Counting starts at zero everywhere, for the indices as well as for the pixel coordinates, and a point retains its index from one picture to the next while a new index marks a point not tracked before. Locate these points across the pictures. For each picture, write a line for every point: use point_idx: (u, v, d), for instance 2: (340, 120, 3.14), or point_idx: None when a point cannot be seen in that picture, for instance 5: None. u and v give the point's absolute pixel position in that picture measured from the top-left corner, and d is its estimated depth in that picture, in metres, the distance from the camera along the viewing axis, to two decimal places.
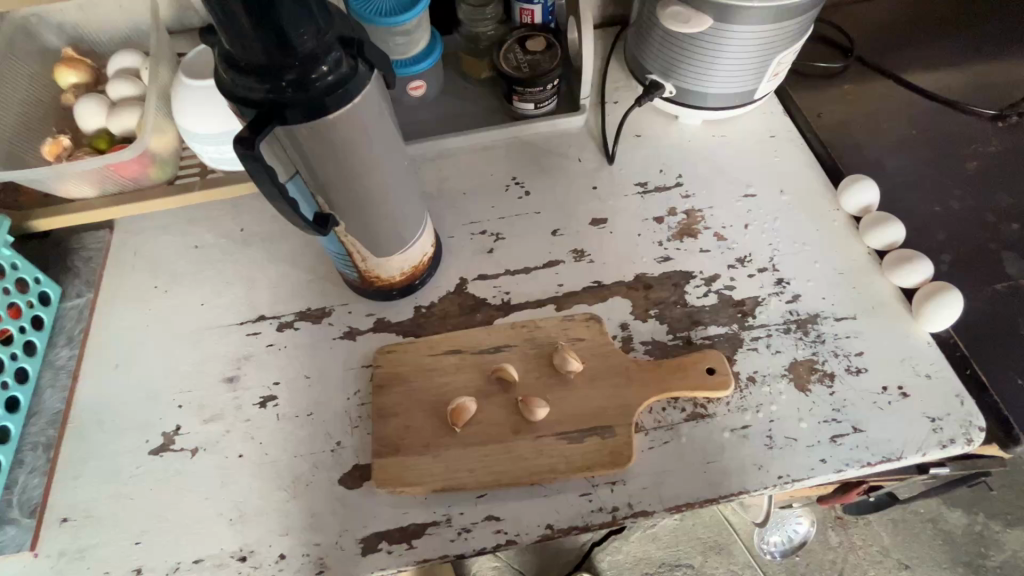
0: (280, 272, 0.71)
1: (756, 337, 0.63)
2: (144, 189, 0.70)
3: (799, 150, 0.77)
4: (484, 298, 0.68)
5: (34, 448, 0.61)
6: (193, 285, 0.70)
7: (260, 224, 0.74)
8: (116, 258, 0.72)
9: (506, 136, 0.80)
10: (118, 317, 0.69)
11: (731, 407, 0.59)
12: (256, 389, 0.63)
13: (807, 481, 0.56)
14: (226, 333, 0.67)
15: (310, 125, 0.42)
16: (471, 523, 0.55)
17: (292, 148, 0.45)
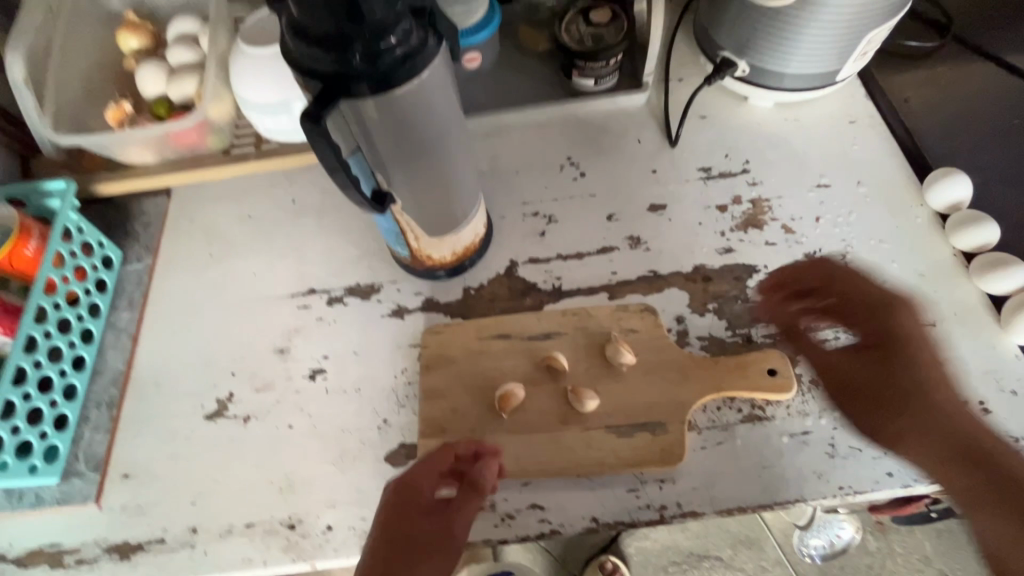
0: (331, 246, 0.71)
1: (822, 339, 0.60)
2: (202, 159, 0.71)
3: (880, 137, 0.71)
4: (534, 283, 0.66)
5: (98, 405, 0.63)
6: (247, 255, 0.71)
7: (312, 195, 0.74)
8: (173, 224, 0.73)
9: (562, 113, 0.77)
10: (175, 284, 0.70)
11: (792, 411, 0.56)
12: (306, 362, 0.64)
13: (871, 494, 0.53)
14: (278, 305, 0.68)
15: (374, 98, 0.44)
16: (515, 510, 0.55)
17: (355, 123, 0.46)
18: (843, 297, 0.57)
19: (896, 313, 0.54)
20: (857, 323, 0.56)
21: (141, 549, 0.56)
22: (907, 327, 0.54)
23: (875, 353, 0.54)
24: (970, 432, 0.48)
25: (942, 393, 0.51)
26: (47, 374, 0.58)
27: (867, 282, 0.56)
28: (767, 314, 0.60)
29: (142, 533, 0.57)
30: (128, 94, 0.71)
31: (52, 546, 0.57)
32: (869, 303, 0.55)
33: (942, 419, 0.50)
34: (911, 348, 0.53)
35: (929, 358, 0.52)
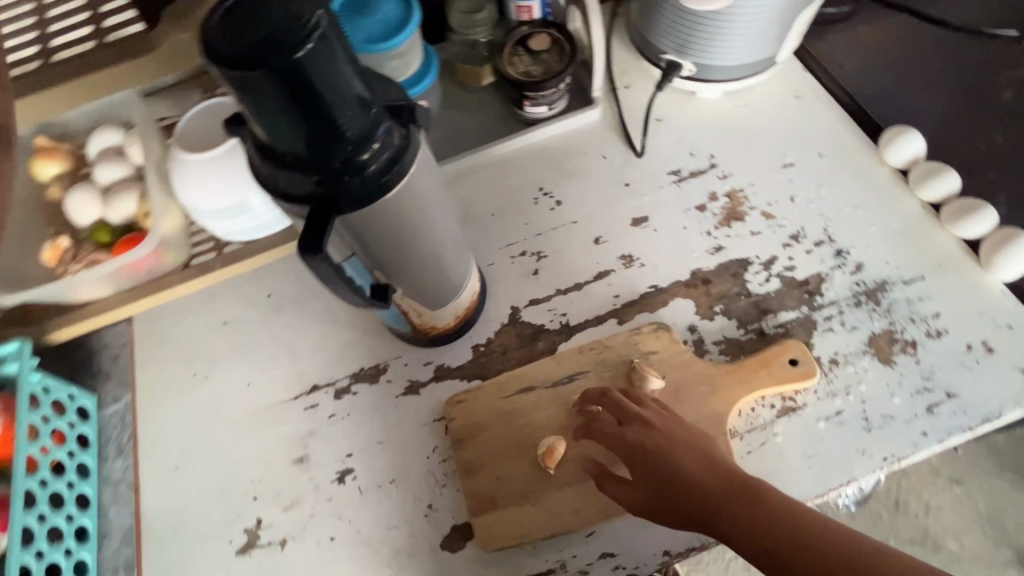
0: (323, 334, 0.67)
1: (829, 317, 0.62)
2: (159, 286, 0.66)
3: (828, 107, 0.74)
4: (542, 325, 0.65)
5: (115, 571, 0.58)
6: (234, 366, 0.66)
7: (287, 285, 0.69)
8: (144, 351, 0.68)
9: (522, 144, 0.76)
10: (164, 415, 0.65)
11: (821, 394, 0.58)
12: (330, 465, 0.61)
13: (912, 457, 0.55)
14: (283, 411, 0.64)
15: (365, 214, 0.43)
16: (587, 564, 0.54)
17: (351, 236, 0.46)
18: (638, 445, 0.50)
19: (656, 445, 0.49)
20: (652, 475, 0.48)
21: None
22: (683, 461, 0.48)
23: (679, 500, 0.46)
24: (778, 536, 0.41)
25: (743, 503, 0.44)
26: (53, 559, 0.53)
27: (640, 423, 0.51)
28: (622, 496, 0.50)
29: None
30: (61, 226, 0.65)
31: None
32: (633, 453, 0.50)
33: (767, 529, 0.42)
34: (687, 480, 0.47)
35: (708, 473, 0.47)
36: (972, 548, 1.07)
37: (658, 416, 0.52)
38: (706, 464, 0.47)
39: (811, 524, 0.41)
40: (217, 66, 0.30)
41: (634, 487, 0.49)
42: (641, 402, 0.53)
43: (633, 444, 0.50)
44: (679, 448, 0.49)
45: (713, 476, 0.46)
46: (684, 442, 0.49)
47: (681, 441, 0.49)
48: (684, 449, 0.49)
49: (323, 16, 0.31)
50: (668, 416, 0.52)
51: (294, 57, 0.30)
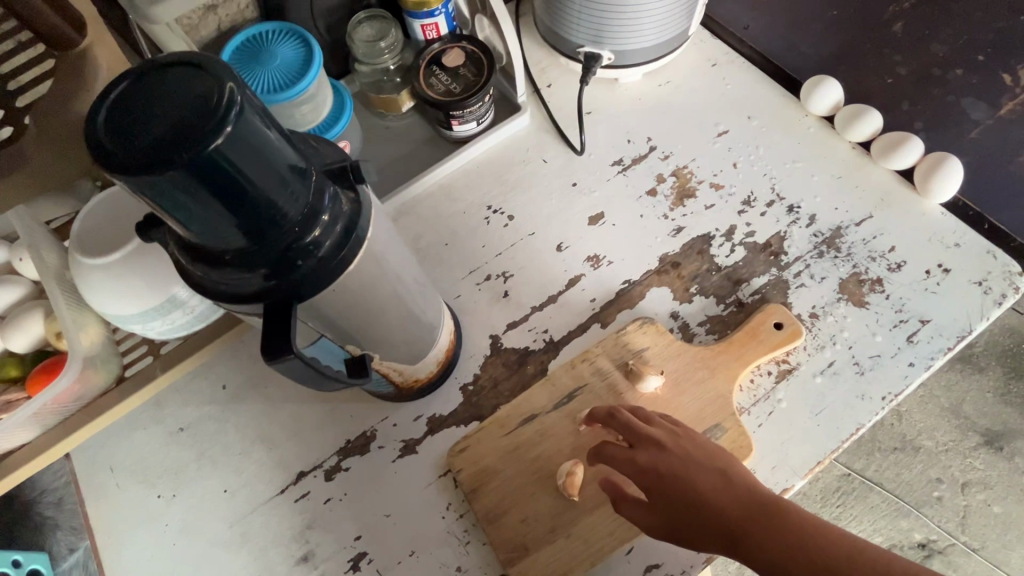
0: (296, 414, 0.61)
1: (798, 273, 0.63)
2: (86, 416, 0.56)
3: (745, 69, 0.75)
4: (526, 347, 0.63)
5: None
6: (204, 475, 0.59)
7: (242, 371, 0.63)
8: (92, 485, 0.59)
9: (458, 166, 0.73)
10: (135, 551, 0.57)
11: (810, 350, 0.59)
12: (340, 555, 0.55)
13: (906, 390, 0.57)
14: (271, 510, 0.58)
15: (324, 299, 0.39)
16: None
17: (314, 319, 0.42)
18: (655, 468, 0.48)
19: (671, 469, 0.48)
20: (670, 500, 0.47)
21: None
22: (699, 483, 0.46)
23: (700, 522, 0.45)
24: (805, 553, 0.41)
25: (767, 521, 0.43)
26: None
27: (653, 444, 0.49)
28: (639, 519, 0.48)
29: None
30: None
31: None
32: (649, 479, 0.48)
33: (789, 551, 0.41)
34: (707, 500, 0.45)
35: (727, 493, 0.46)
36: (949, 442, 1.14)
37: (668, 435, 0.50)
38: (724, 482, 0.46)
39: (835, 541, 0.41)
40: (117, 175, 0.25)
41: (652, 510, 0.47)
42: (649, 421, 0.52)
43: (648, 466, 0.48)
44: (696, 468, 0.47)
45: (732, 496, 0.45)
46: (699, 461, 0.48)
47: (696, 459, 0.48)
48: (700, 469, 0.47)
49: (235, 92, 0.27)
50: (677, 432, 0.50)
51: (211, 145, 0.25)
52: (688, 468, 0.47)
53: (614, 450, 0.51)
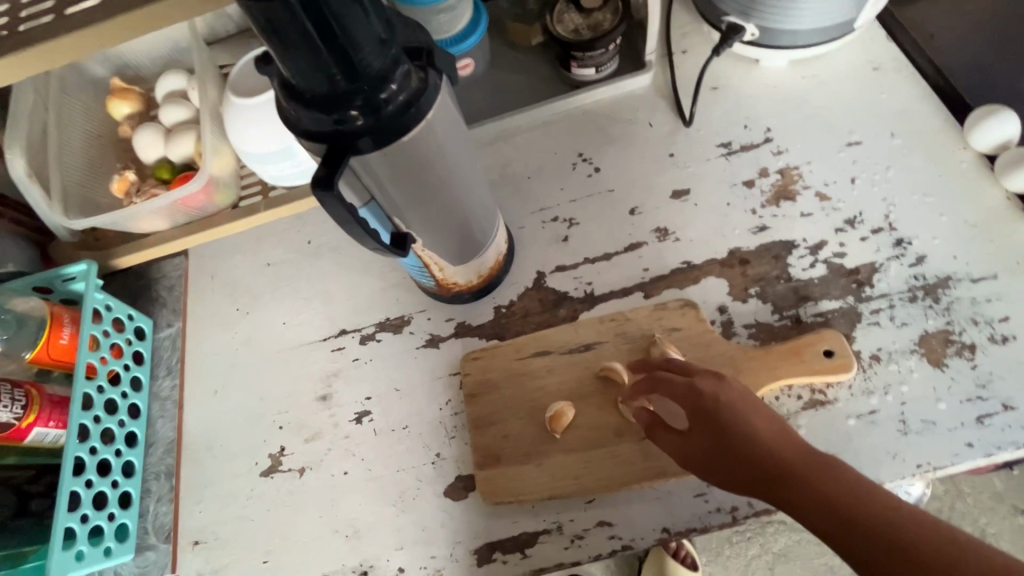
0: (354, 282, 0.70)
1: (877, 310, 0.57)
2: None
3: (909, 81, 0.66)
4: (566, 292, 0.65)
5: (157, 476, 0.64)
6: (273, 305, 0.71)
7: (325, 233, 0.73)
8: (195, 283, 0.73)
9: (566, 108, 0.74)
10: (208, 343, 0.70)
11: (855, 391, 0.54)
12: (350, 406, 0.64)
13: (951, 468, 0.51)
14: (312, 350, 0.67)
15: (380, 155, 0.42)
16: (583, 530, 0.54)
17: (368, 177, 0.46)
18: (705, 406, 0.48)
19: (723, 410, 0.47)
20: (716, 439, 0.46)
21: None
22: (756, 424, 0.46)
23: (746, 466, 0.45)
24: (855, 510, 0.39)
25: (820, 477, 0.42)
26: (105, 458, 0.59)
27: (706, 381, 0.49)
28: (680, 450, 0.48)
29: None
30: (129, 163, 0.71)
31: None
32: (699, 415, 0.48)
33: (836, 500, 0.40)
34: (755, 448, 0.45)
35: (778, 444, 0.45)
36: None
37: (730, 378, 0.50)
38: (777, 436, 0.45)
39: (893, 510, 0.39)
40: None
41: (694, 441, 0.48)
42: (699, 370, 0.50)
43: (696, 401, 0.48)
44: (749, 417, 0.46)
45: (786, 448, 0.44)
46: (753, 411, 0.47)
47: (750, 407, 0.47)
48: (756, 414, 0.47)
49: None
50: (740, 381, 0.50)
51: None
52: (741, 412, 0.47)
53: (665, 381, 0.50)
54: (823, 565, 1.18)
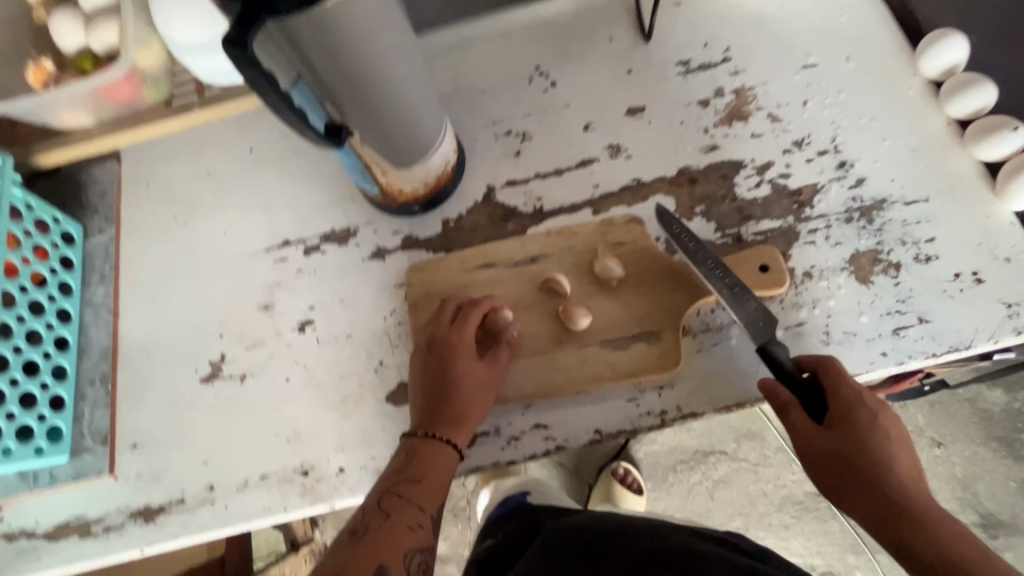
0: (298, 192, 0.67)
1: (814, 229, 0.58)
2: (383, 539, 0.47)
3: (870, 5, 0.65)
4: (515, 207, 0.64)
5: (92, 382, 0.62)
6: (214, 214, 0.68)
7: (268, 142, 0.70)
8: (130, 190, 0.70)
9: (524, 18, 0.70)
10: (145, 252, 0.68)
11: (785, 305, 0.56)
12: (293, 315, 0.63)
13: (865, 375, 0.53)
14: (254, 261, 0.66)
15: (304, 14, 0.38)
16: (520, 432, 0.56)
17: (290, 47, 0.41)
18: (838, 430, 0.49)
19: (856, 436, 0.48)
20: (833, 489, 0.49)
21: (164, 511, 0.58)
22: (876, 447, 0.48)
23: (862, 493, 0.47)
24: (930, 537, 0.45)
25: (921, 499, 0.46)
26: (31, 356, 0.58)
27: (863, 417, 0.48)
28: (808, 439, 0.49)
29: (161, 496, 0.58)
30: (47, 51, 0.65)
31: (77, 518, 0.59)
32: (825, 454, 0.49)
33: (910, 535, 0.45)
34: (872, 469, 0.47)
35: (901, 463, 0.48)
36: None
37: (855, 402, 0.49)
38: (892, 428, 0.48)
39: (956, 533, 0.45)
40: None
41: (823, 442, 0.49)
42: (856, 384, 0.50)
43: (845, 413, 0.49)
44: (880, 443, 0.48)
45: (907, 454, 0.49)
46: (885, 426, 0.48)
47: (894, 437, 0.48)
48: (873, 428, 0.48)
49: None
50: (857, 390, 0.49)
51: None
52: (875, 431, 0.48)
53: (838, 373, 0.50)
54: (757, 490, 1.27)
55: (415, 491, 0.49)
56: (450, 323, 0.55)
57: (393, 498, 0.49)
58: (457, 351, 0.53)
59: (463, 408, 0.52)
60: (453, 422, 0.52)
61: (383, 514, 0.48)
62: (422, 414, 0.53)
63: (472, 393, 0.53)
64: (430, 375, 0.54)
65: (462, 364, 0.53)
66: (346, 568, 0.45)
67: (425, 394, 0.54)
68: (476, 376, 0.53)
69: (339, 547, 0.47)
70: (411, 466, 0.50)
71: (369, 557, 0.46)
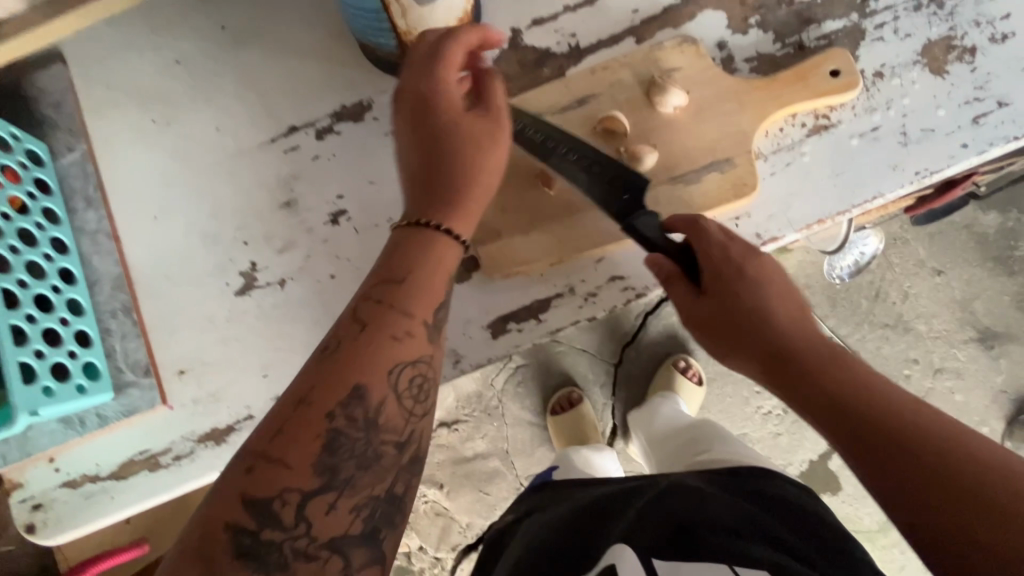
0: (294, 70, 0.59)
1: (881, 25, 0.53)
2: (364, 358, 0.37)
3: None
4: (548, 49, 0.56)
5: (114, 315, 0.55)
6: (199, 110, 0.59)
7: (242, 17, 0.59)
8: (92, 98, 0.60)
9: None
10: (131, 165, 0.59)
11: (858, 111, 0.52)
12: (321, 207, 0.56)
13: (945, 173, 0.51)
14: (260, 156, 0.58)
15: None
16: (596, 287, 0.53)
17: None
18: (713, 298, 0.48)
19: (747, 292, 0.47)
20: (745, 356, 0.48)
21: (233, 431, 0.55)
22: (773, 304, 0.47)
23: (768, 356, 0.46)
24: (852, 393, 0.42)
25: (831, 356, 0.44)
26: (38, 292, 0.50)
27: (753, 272, 0.47)
28: (703, 309, 0.49)
29: (226, 417, 0.55)
30: None
31: (141, 454, 0.55)
32: (726, 315, 0.48)
33: (832, 392, 0.43)
34: (769, 325, 0.47)
35: (790, 315, 0.47)
36: (939, 329, 1.22)
37: (742, 257, 0.48)
38: (780, 284, 0.48)
39: (867, 383, 0.42)
40: None
41: (712, 306, 0.48)
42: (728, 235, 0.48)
43: (735, 272, 0.47)
44: (769, 298, 0.47)
45: (798, 311, 0.47)
46: (762, 280, 0.47)
47: (775, 292, 0.47)
48: (763, 285, 0.47)
49: None
50: (746, 244, 0.48)
51: None
52: (758, 281, 0.47)
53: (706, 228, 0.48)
54: None
55: (398, 295, 0.39)
56: (422, 73, 0.43)
57: (371, 306, 0.39)
58: (441, 110, 0.43)
59: (454, 183, 0.42)
60: (448, 202, 0.42)
61: (355, 326, 0.38)
62: (410, 198, 0.43)
63: (466, 165, 0.42)
64: (411, 143, 0.43)
65: (445, 126, 0.42)
66: (319, 381, 0.36)
67: (412, 170, 0.43)
68: (466, 139, 0.42)
69: (311, 363, 0.38)
70: (394, 265, 0.41)
71: (343, 378, 0.37)
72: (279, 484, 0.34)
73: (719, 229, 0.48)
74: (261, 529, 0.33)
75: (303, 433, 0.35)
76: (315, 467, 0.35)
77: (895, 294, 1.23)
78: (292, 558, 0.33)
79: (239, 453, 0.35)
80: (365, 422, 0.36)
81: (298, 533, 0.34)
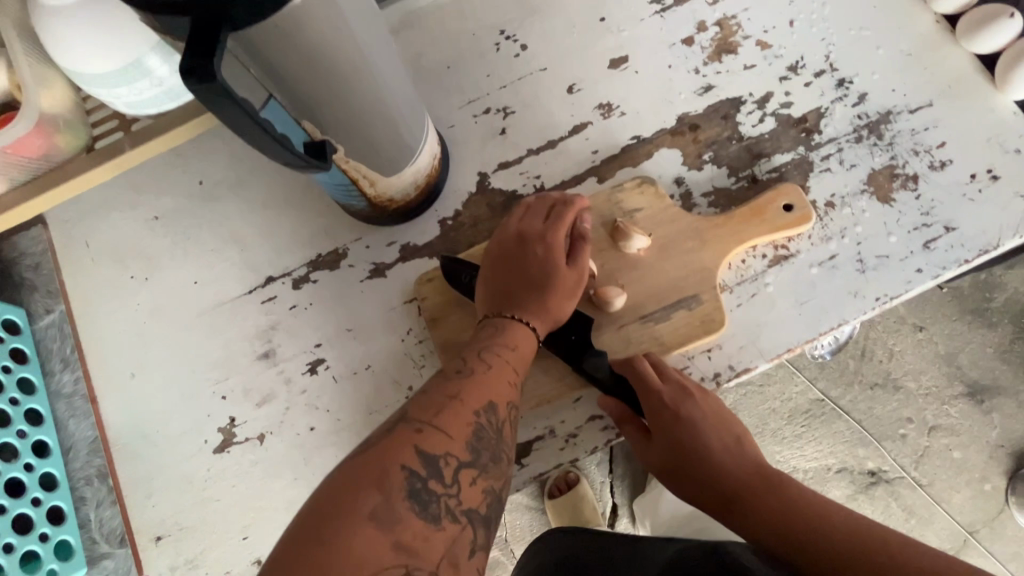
0: (270, 222, 0.60)
1: (827, 156, 0.56)
2: (491, 380, 0.41)
3: None
4: (515, 191, 0.59)
5: (89, 481, 0.55)
6: (177, 265, 0.60)
7: (220, 173, 0.61)
8: (70, 256, 0.61)
9: None
10: (107, 323, 0.59)
11: (815, 240, 0.54)
12: (299, 357, 0.57)
13: (905, 295, 0.53)
14: (238, 308, 0.58)
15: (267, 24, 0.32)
16: (576, 428, 0.53)
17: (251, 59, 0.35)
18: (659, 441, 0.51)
19: (687, 433, 0.50)
20: (695, 495, 0.50)
21: None
22: (710, 441, 0.50)
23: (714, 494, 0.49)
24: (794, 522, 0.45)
25: (767, 487, 0.48)
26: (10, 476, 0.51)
27: (686, 412, 0.50)
28: (651, 452, 0.51)
29: None
30: None
31: None
32: (671, 458, 0.50)
33: (777, 527, 0.45)
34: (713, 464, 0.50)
35: (727, 449, 0.50)
36: (928, 386, 1.21)
37: (676, 395, 0.50)
38: (716, 418, 0.50)
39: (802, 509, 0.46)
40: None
41: (658, 449, 0.51)
42: (664, 375, 0.50)
43: (672, 415, 0.50)
44: (706, 435, 0.50)
45: (732, 441, 0.51)
46: (700, 417, 0.50)
47: (713, 427, 0.50)
48: (699, 421, 0.50)
49: None
50: (679, 381, 0.51)
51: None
52: (701, 419, 0.50)
53: (638, 368, 0.50)
54: (767, 410, 1.23)
55: (511, 354, 0.45)
56: (545, 220, 0.52)
57: (494, 356, 0.44)
58: (550, 251, 0.51)
59: (534, 307, 0.49)
60: (533, 311, 0.49)
61: (487, 364, 0.43)
62: (493, 299, 0.50)
63: (552, 302, 0.49)
64: (508, 265, 0.51)
65: (551, 267, 0.50)
66: (456, 396, 0.39)
67: (502, 278, 0.51)
68: (561, 281, 0.50)
69: (439, 378, 0.41)
70: (492, 339, 0.46)
71: (482, 393, 0.40)
72: (441, 447, 0.36)
73: (647, 370, 0.51)
74: (431, 477, 0.34)
75: (458, 418, 0.38)
76: (468, 444, 0.37)
77: (880, 352, 1.23)
78: (445, 513, 0.34)
79: (402, 420, 0.37)
80: (500, 425, 0.40)
81: (452, 491, 0.35)
